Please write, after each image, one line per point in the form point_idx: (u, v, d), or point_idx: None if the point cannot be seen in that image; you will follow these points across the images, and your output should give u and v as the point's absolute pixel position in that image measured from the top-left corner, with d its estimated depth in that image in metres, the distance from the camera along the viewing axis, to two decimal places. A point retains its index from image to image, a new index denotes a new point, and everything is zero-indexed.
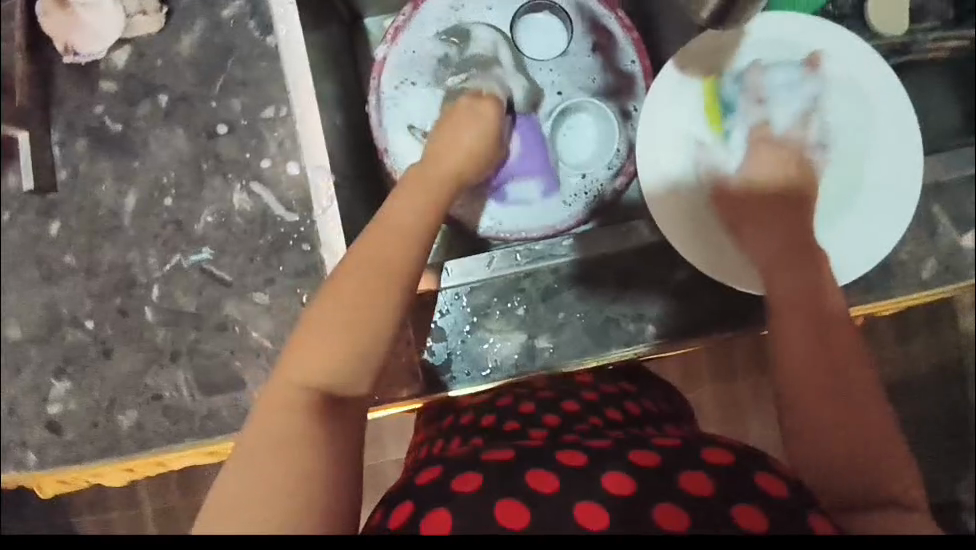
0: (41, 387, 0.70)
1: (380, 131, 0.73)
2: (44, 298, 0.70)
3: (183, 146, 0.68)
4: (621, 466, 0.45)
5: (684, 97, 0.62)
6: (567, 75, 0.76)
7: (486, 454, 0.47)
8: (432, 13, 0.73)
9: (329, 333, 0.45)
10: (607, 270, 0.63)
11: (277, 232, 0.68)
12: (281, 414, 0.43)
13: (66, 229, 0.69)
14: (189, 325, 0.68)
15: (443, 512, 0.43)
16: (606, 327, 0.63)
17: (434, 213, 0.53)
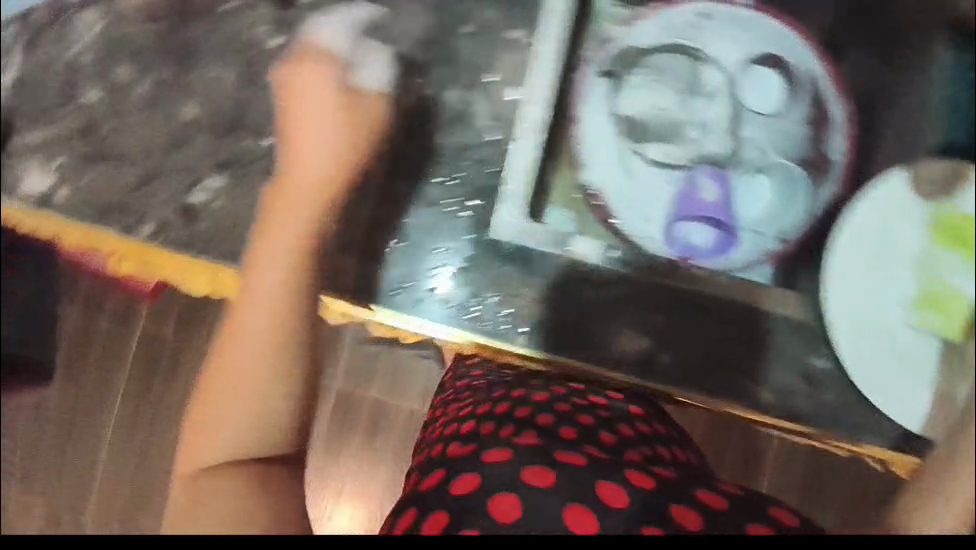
0: (193, 172, 0.71)
1: (578, 103, 0.71)
2: (236, 96, 0.71)
3: (425, 26, 0.70)
4: (659, 517, 0.45)
5: (905, 212, 0.68)
6: (772, 136, 0.72)
7: (551, 454, 0.50)
8: (672, 22, 0.72)
9: (239, 344, 0.62)
10: (746, 323, 0.68)
11: (473, 141, 0.69)
12: (224, 473, 0.54)
13: (286, 47, 0.71)
14: (355, 184, 0.70)
15: (502, 502, 0.45)
16: (723, 372, 0.67)
17: (308, 242, 0.67)
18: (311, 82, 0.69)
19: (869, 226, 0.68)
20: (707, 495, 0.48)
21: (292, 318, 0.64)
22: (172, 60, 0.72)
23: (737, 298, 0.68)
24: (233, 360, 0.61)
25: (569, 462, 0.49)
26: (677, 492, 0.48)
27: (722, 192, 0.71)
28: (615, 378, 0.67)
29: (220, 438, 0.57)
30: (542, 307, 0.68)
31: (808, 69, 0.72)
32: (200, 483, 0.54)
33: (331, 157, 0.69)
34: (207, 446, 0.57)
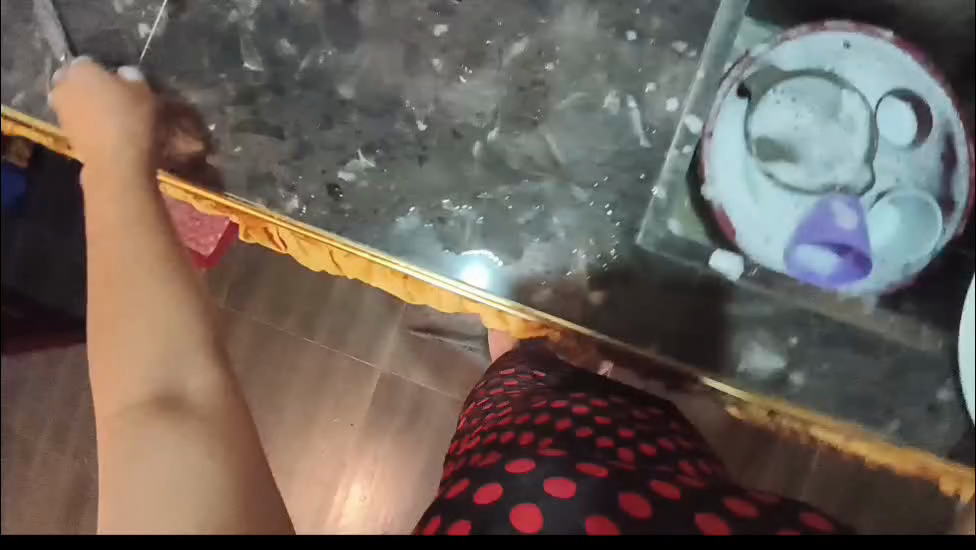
0: (343, 150, 0.73)
1: (714, 119, 0.70)
2: (394, 79, 0.72)
3: (590, 30, 0.71)
4: (678, 521, 0.48)
5: None
6: (908, 170, 0.71)
7: (575, 466, 0.54)
8: (817, 44, 0.71)
9: (142, 283, 0.55)
10: (880, 352, 0.69)
11: (627, 147, 0.71)
12: (117, 412, 0.49)
13: (450, 37, 0.72)
14: (504, 178, 0.71)
15: (527, 512, 0.50)
16: (852, 397, 0.69)
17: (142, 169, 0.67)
18: (113, 112, 0.68)
19: None
20: (735, 504, 0.50)
21: (150, 277, 0.57)
22: (333, 37, 0.73)
23: (876, 326, 0.69)
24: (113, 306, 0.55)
25: (587, 474, 0.52)
26: (689, 501, 0.50)
27: (861, 219, 0.70)
28: (744, 391, 0.70)
29: (129, 387, 0.51)
30: (680, 316, 0.70)
31: (946, 105, 0.70)
32: (139, 439, 0.48)
33: (132, 189, 0.65)
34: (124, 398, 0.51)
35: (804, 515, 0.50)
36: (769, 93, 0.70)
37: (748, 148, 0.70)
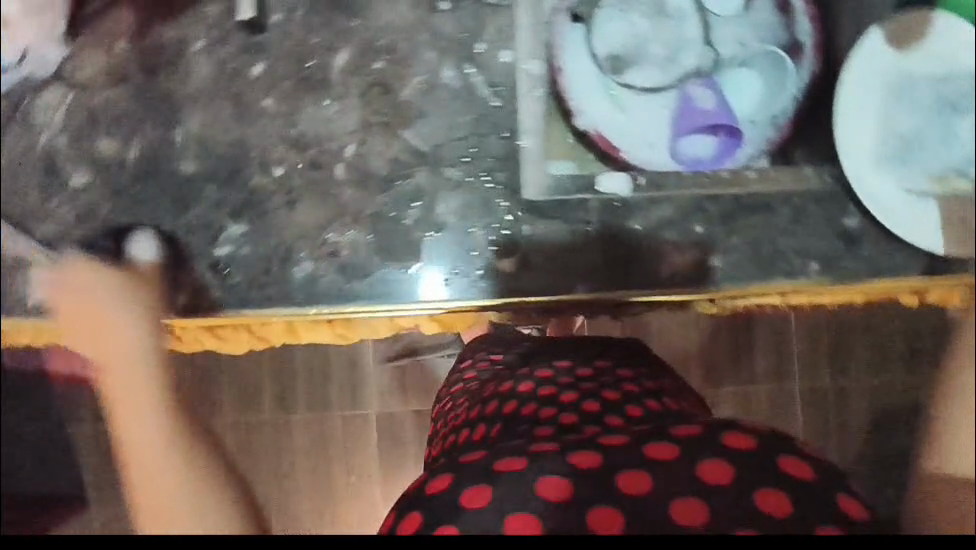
0: (211, 226, 0.70)
1: (555, 48, 0.70)
2: (232, 136, 0.69)
3: (404, 14, 0.69)
4: (605, 494, 0.38)
5: (886, 63, 0.69)
6: (753, 28, 0.71)
7: (489, 468, 0.40)
8: None
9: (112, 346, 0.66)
10: (781, 205, 0.69)
11: (480, 114, 0.70)
12: (136, 441, 0.57)
13: (270, 73, 0.68)
14: (378, 189, 0.70)
15: (450, 530, 0.38)
16: (773, 258, 0.69)
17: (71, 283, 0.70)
18: (117, 293, 0.68)
19: (857, 82, 0.69)
20: (657, 448, 0.40)
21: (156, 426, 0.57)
22: (155, 120, 0.70)
23: (767, 183, 0.69)
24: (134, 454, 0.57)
25: (511, 472, 0.40)
26: (624, 454, 0.40)
27: (718, 96, 0.70)
28: (675, 295, 0.70)
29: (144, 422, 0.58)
30: (588, 248, 0.70)
31: None
32: (155, 463, 0.54)
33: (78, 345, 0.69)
34: (137, 437, 0.57)
35: (775, 460, 0.40)
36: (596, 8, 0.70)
37: (596, 65, 0.70)
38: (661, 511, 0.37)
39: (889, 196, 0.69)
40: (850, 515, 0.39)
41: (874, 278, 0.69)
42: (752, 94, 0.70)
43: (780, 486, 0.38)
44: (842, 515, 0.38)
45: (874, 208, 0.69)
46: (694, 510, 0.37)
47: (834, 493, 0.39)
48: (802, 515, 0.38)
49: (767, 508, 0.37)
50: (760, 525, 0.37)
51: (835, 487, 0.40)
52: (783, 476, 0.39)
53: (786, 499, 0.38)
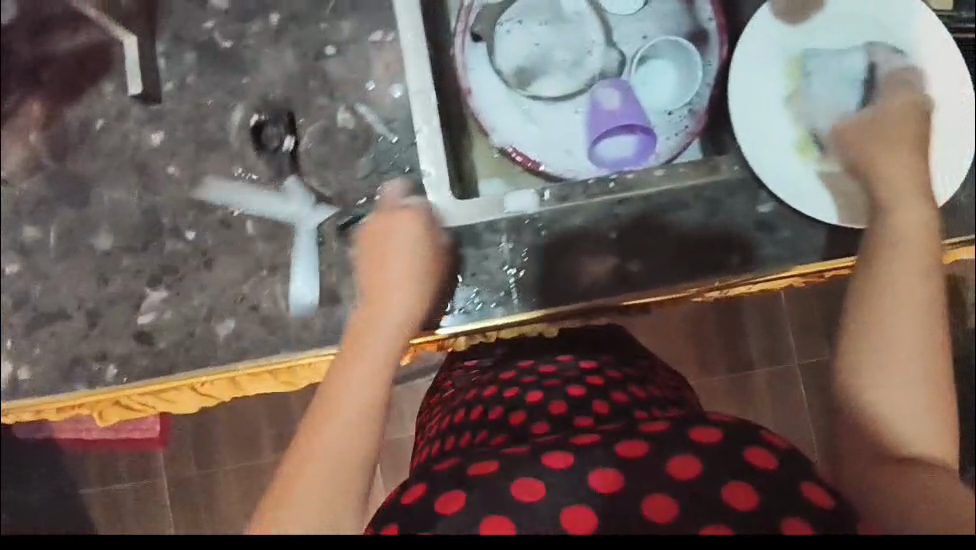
0: (132, 296, 0.71)
1: (465, 70, 0.82)
2: (141, 207, 0.70)
3: (292, 65, 0.70)
4: (574, 495, 0.49)
5: (772, 43, 0.69)
6: (654, 22, 0.83)
7: (464, 475, 0.52)
8: None
9: (362, 381, 0.55)
10: (694, 200, 0.68)
11: (379, 152, 0.70)
12: (317, 455, 0.52)
13: (170, 140, 0.70)
14: (290, 239, 0.70)
15: (453, 498, 0.50)
16: (695, 255, 0.68)
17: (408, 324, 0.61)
18: (403, 237, 0.63)
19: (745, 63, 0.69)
20: (626, 447, 0.51)
21: (375, 405, 0.55)
22: (71, 202, 0.72)
23: (677, 180, 0.67)
24: (316, 441, 0.53)
25: (483, 477, 0.51)
26: (598, 455, 0.51)
27: (623, 96, 0.78)
28: (599, 304, 0.67)
29: (324, 445, 0.52)
30: (502, 269, 0.68)
31: None
32: (331, 482, 0.51)
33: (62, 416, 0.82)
34: (323, 446, 0.52)
35: (742, 453, 0.48)
36: (508, 26, 0.83)
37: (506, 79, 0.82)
38: (631, 502, 0.48)
39: (788, 165, 0.67)
40: (814, 502, 0.46)
41: (793, 262, 0.68)
42: (653, 88, 0.82)
43: (746, 480, 0.47)
44: (804, 503, 0.46)
45: (778, 189, 0.67)
46: (661, 506, 0.47)
47: (794, 478, 0.47)
48: (764, 499, 0.46)
49: (730, 499, 0.46)
50: (730, 518, 0.45)
51: (795, 473, 0.47)
52: (747, 466, 0.47)
53: (752, 493, 0.46)
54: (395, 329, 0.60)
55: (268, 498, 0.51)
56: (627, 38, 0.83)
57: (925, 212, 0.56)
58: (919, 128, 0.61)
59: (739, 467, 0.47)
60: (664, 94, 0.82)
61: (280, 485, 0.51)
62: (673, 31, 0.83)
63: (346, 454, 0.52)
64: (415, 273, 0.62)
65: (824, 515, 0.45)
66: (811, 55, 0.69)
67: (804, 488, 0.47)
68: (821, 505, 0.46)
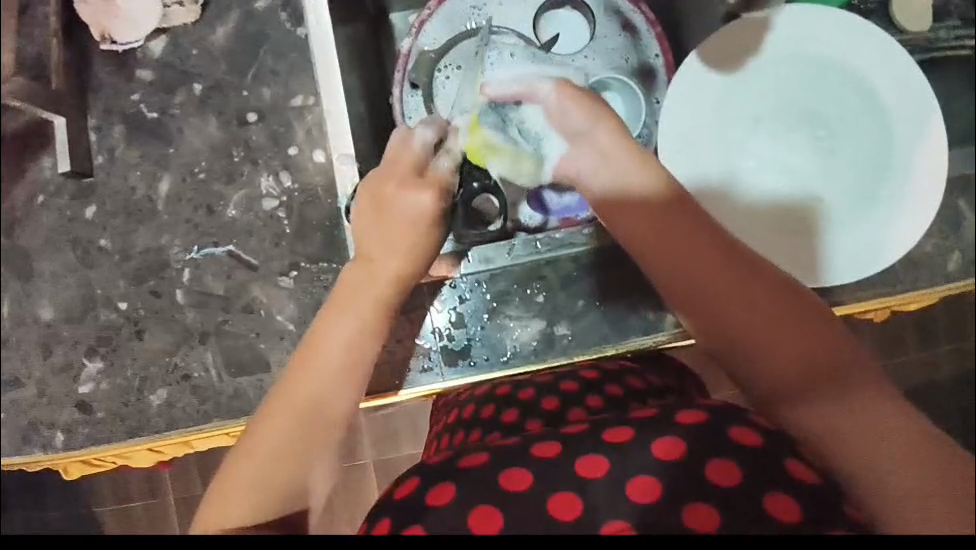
0: (73, 366, 0.72)
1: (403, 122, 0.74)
2: (79, 279, 0.73)
3: (215, 133, 0.71)
4: (561, 481, 0.46)
5: (703, 88, 0.65)
6: (601, 58, 0.75)
7: (454, 468, 0.50)
8: (455, 8, 0.75)
9: (341, 324, 0.52)
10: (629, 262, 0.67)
11: (303, 216, 0.70)
12: (276, 429, 0.47)
13: (102, 212, 0.73)
14: (218, 307, 0.70)
15: (446, 486, 0.48)
16: (625, 316, 0.67)
17: (404, 278, 0.56)
18: (418, 209, 0.56)
19: (683, 118, 0.65)
20: (612, 433, 0.49)
21: (353, 362, 0.51)
22: (14, 273, 0.74)
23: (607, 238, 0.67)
24: (290, 391, 0.49)
25: (472, 471, 0.49)
26: (584, 443, 0.49)
27: None
28: (526, 369, 0.67)
29: (299, 393, 0.49)
30: (432, 336, 0.67)
31: None
32: (283, 454, 0.46)
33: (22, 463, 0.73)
34: (283, 403, 0.49)
35: (725, 433, 0.46)
36: (447, 72, 0.75)
37: None
38: (614, 487, 0.45)
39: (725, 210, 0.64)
40: (801, 478, 0.43)
41: None
42: None
43: (725, 455, 0.45)
44: (793, 478, 0.43)
45: None
46: (645, 486, 0.45)
47: (782, 454, 0.44)
48: (754, 479, 0.43)
49: (717, 479, 0.43)
50: (711, 494, 0.43)
51: (781, 450, 0.45)
52: (730, 444, 0.45)
53: (734, 470, 0.44)
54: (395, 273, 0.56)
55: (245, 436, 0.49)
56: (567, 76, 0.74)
57: (824, 249, 0.63)
58: (811, 179, 0.65)
59: (728, 447, 0.45)
60: None
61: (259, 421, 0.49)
62: (618, 67, 0.75)
63: (317, 407, 0.49)
64: (416, 254, 0.57)
65: (813, 492, 0.43)
66: (742, 102, 0.66)
67: (790, 466, 0.44)
68: (809, 483, 0.43)
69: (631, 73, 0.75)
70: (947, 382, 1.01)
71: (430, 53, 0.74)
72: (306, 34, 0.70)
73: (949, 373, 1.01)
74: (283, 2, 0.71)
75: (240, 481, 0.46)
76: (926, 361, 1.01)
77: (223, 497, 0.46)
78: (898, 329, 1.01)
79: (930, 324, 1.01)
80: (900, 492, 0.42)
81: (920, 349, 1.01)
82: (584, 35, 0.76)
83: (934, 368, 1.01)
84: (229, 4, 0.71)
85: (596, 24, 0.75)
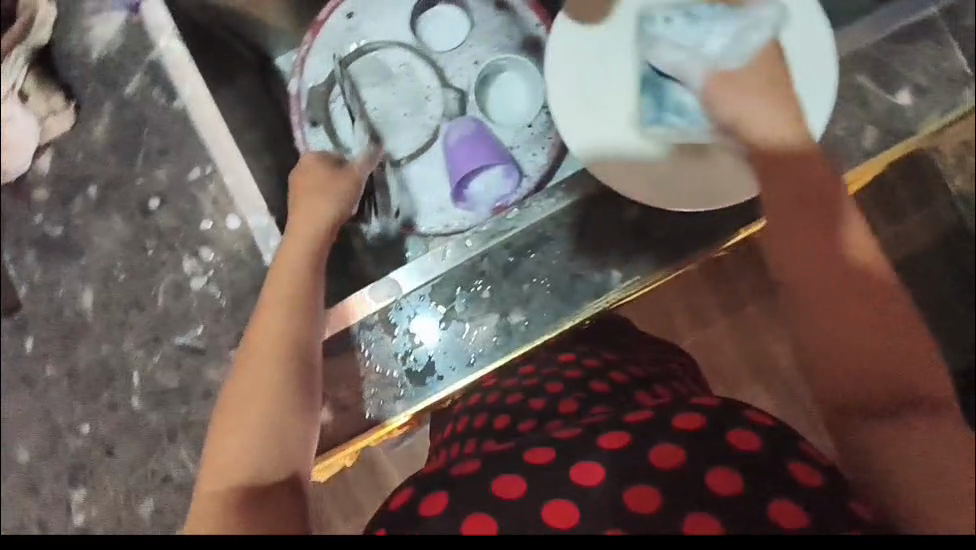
0: (59, 500, 0.70)
1: None
2: (40, 412, 0.71)
3: (123, 231, 0.68)
4: (557, 488, 0.46)
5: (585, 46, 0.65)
6: (485, 42, 0.78)
7: (450, 476, 0.49)
8: (333, 36, 0.77)
9: (298, 260, 0.57)
10: (558, 234, 0.66)
11: (237, 286, 0.68)
12: (253, 370, 0.51)
13: (41, 341, 0.71)
14: (177, 401, 0.68)
15: (441, 496, 0.47)
16: (573, 284, 0.65)
17: (337, 218, 0.61)
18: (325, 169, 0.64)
19: (560, 78, 0.65)
20: (608, 439, 0.48)
21: (307, 292, 0.55)
22: None
23: (532, 218, 0.67)
24: (245, 391, 0.50)
25: (465, 478, 0.48)
26: (581, 448, 0.48)
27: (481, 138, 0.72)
28: (494, 365, 0.66)
29: (263, 333, 0.53)
30: (394, 362, 0.65)
31: None
32: (264, 395, 0.50)
33: None
34: (253, 346, 0.52)
35: (723, 437, 0.46)
36: (337, 99, 0.77)
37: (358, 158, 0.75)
38: (608, 494, 0.45)
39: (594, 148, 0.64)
40: (802, 483, 0.44)
41: (688, 258, 0.65)
42: (500, 96, 0.76)
43: (723, 462, 0.45)
44: (791, 481, 0.44)
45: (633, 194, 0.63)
46: (647, 496, 0.44)
47: (778, 462, 0.45)
48: (752, 486, 0.43)
49: (718, 487, 0.44)
50: (711, 502, 0.43)
51: (775, 458, 0.45)
52: (726, 449, 0.46)
53: (734, 477, 0.44)
54: (309, 268, 0.56)
55: (213, 431, 0.50)
56: (460, 71, 0.77)
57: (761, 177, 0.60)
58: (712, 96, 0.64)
59: (725, 454, 0.45)
60: (518, 106, 0.75)
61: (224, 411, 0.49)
62: (505, 46, 0.77)
63: (286, 376, 0.51)
64: (333, 188, 0.63)
65: (818, 493, 0.43)
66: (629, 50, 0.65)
67: (789, 468, 0.45)
68: (807, 484, 0.44)
69: (517, 49, 0.77)
70: (928, 251, 0.98)
71: (319, 87, 0.77)
72: (184, 105, 0.68)
73: (928, 241, 0.98)
74: (152, 79, 0.68)
75: (230, 434, 0.48)
76: (902, 234, 0.99)
77: (217, 461, 0.48)
78: (863, 214, 0.99)
79: (895, 200, 0.99)
80: (927, 498, 0.41)
81: (892, 227, 0.99)
82: (464, 26, 0.78)
83: (912, 238, 0.99)
84: (100, 98, 0.69)
85: (472, 13, 0.78)
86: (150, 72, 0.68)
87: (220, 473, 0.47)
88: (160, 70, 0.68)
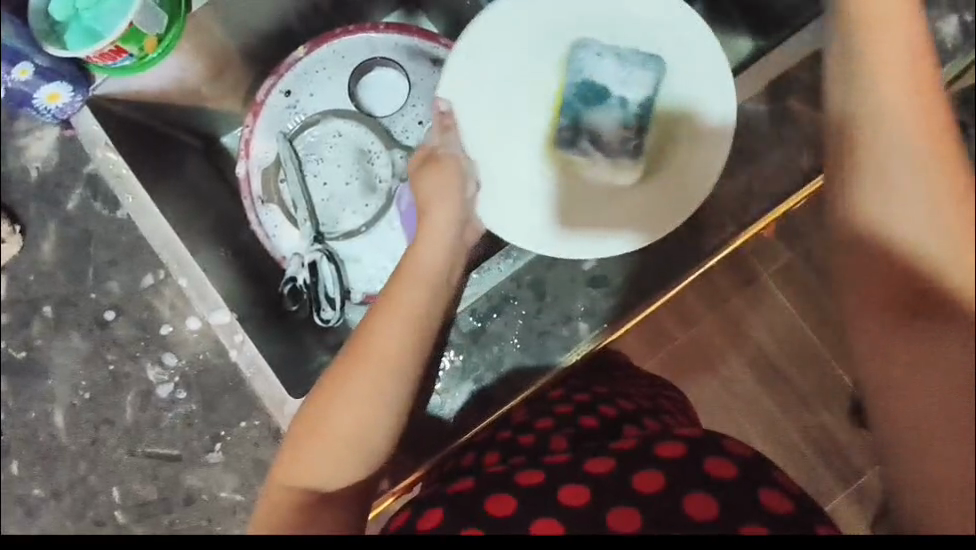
0: None
1: (271, 242, 0.74)
2: None
3: (82, 347, 0.68)
4: (545, 507, 0.43)
5: (485, 84, 0.60)
6: (427, 100, 0.76)
7: (444, 494, 0.48)
8: (274, 113, 0.75)
9: (411, 282, 0.52)
10: (520, 291, 0.64)
11: (203, 387, 0.67)
12: (362, 392, 0.47)
13: (23, 465, 0.69)
14: (161, 511, 0.67)
15: (435, 512, 0.46)
16: (543, 341, 0.63)
17: (449, 240, 0.55)
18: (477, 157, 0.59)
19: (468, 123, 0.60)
20: (594, 463, 0.46)
21: (423, 322, 0.51)
22: None
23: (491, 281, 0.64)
24: (339, 411, 0.47)
25: (463, 495, 0.46)
26: (570, 471, 0.46)
27: None
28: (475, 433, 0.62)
29: (372, 348, 0.49)
30: None
31: (397, 45, 0.75)
32: (355, 429, 0.47)
33: None
34: (359, 355, 0.49)
35: (701, 463, 0.44)
36: (286, 177, 0.75)
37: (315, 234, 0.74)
38: (591, 520, 0.42)
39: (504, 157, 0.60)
40: (774, 509, 0.42)
41: (656, 298, 0.63)
42: None
43: (701, 486, 0.43)
44: (765, 509, 0.42)
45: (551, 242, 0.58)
46: (626, 516, 0.42)
47: (753, 487, 0.43)
48: (728, 510, 0.41)
49: (692, 512, 0.42)
50: (683, 528, 0.41)
51: (752, 483, 0.43)
52: (701, 475, 0.43)
53: (709, 503, 0.42)
54: (424, 295, 0.52)
55: (295, 429, 0.48)
56: (406, 132, 0.77)
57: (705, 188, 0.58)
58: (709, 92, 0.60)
59: (699, 479, 0.43)
60: None
61: (304, 420, 0.48)
62: None
63: (377, 415, 0.47)
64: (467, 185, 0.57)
65: (792, 525, 0.41)
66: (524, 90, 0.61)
67: (760, 496, 0.43)
68: (779, 512, 0.42)
69: None
70: None
71: (268, 168, 0.75)
72: (127, 213, 0.67)
73: None
74: (93, 192, 0.69)
75: (314, 447, 0.47)
76: None
77: (294, 467, 0.47)
78: None
79: None
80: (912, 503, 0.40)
81: None
82: (403, 88, 0.77)
83: None
84: (45, 217, 0.69)
85: (409, 73, 0.76)
86: (91, 185, 0.69)
87: (293, 478, 0.47)
88: (100, 182, 0.68)
